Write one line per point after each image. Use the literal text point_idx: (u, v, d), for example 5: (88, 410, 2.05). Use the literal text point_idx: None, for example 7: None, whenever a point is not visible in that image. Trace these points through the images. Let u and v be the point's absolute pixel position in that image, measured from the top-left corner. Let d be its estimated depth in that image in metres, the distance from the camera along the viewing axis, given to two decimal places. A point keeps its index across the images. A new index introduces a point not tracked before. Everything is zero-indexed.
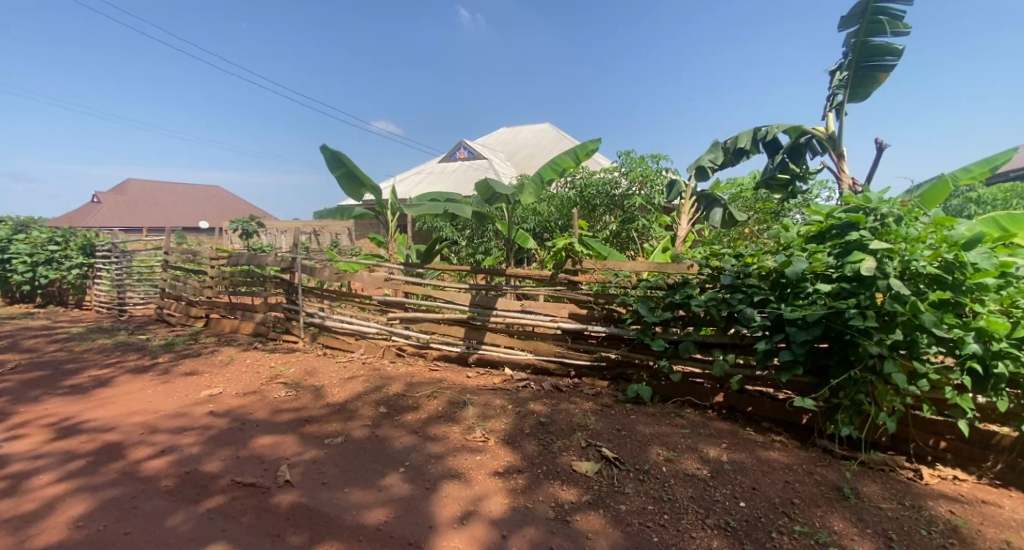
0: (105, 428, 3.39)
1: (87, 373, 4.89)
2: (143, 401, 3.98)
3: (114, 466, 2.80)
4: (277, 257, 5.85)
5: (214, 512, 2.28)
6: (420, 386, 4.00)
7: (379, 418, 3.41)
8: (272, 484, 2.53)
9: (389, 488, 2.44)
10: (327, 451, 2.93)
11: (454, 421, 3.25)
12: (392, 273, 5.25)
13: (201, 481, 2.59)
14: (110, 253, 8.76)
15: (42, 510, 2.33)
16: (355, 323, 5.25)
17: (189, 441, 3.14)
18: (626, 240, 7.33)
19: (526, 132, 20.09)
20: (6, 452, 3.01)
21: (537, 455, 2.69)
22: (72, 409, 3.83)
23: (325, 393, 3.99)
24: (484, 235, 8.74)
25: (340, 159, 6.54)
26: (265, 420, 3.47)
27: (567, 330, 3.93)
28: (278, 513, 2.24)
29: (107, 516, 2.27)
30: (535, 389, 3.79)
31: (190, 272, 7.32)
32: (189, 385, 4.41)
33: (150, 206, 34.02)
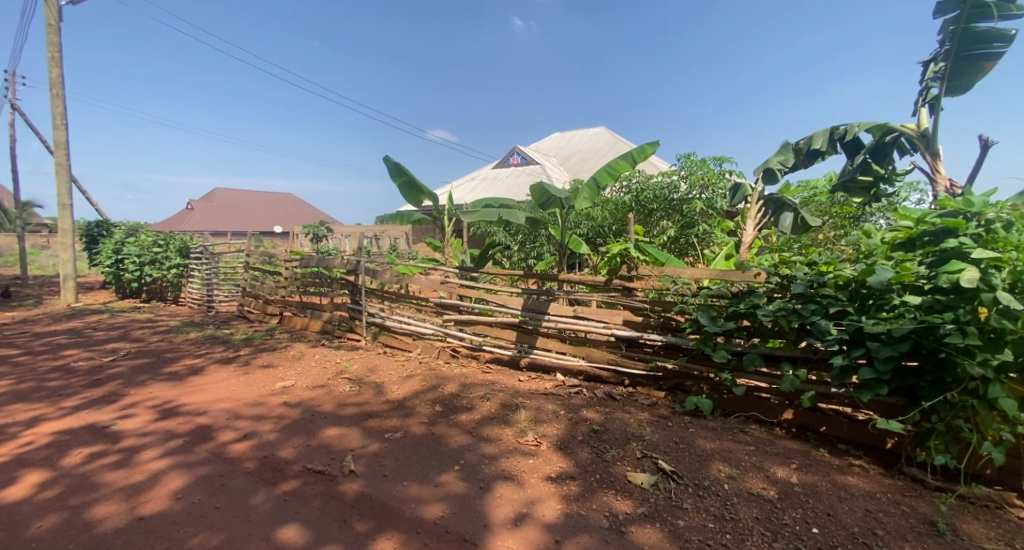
0: (197, 412, 3.78)
1: (182, 362, 5.46)
2: (228, 390, 4.39)
3: (204, 446, 3.11)
4: (343, 259, 6.22)
5: (290, 496, 2.47)
6: (473, 387, 4.09)
7: (435, 416, 3.53)
8: (338, 473, 2.70)
9: (445, 485, 2.52)
10: (387, 445, 3.07)
11: (507, 424, 3.29)
12: (448, 276, 5.41)
13: (277, 466, 2.81)
14: (202, 254, 9.73)
15: (148, 482, 2.64)
16: (411, 323, 5.46)
17: (266, 428, 3.42)
18: (685, 246, 7.04)
19: (580, 136, 20.03)
20: (120, 428, 3.45)
21: (590, 463, 2.67)
22: (171, 393, 4.30)
23: (385, 390, 4.19)
24: (537, 240, 8.76)
25: (401, 168, 6.87)
26: (332, 412, 3.71)
27: (621, 337, 3.88)
28: (344, 501, 2.39)
29: (200, 491, 2.53)
30: (588, 397, 3.75)
31: (267, 273, 7.96)
32: (266, 377, 4.80)
33: (235, 212, 37.34)
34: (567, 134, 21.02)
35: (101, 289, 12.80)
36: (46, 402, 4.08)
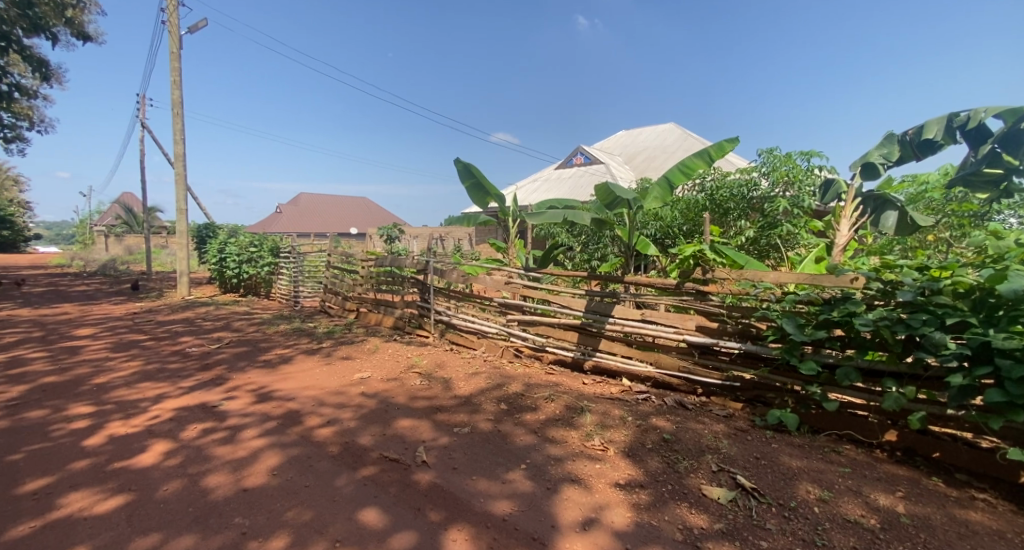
0: (288, 397, 4.14)
1: (274, 351, 6.02)
2: (313, 378, 4.77)
3: (295, 429, 3.40)
4: (413, 259, 6.51)
5: (369, 480, 2.63)
6: (538, 388, 4.10)
7: (501, 414, 3.59)
8: (412, 463, 2.83)
9: (512, 483, 2.55)
10: (456, 439, 3.17)
11: (573, 426, 3.26)
12: (512, 277, 5.48)
13: (357, 451, 3.00)
14: (290, 253, 10.66)
15: (250, 457, 2.93)
16: (476, 322, 5.59)
17: (346, 416, 3.66)
18: (766, 248, 6.55)
19: (647, 133, 19.45)
20: (226, 408, 3.87)
21: (661, 473, 2.57)
22: (265, 379, 4.75)
23: (453, 386, 4.32)
24: (601, 241, 8.58)
25: (469, 171, 7.06)
26: (405, 404, 3.89)
27: (693, 343, 3.69)
28: (418, 490, 2.50)
29: (292, 469, 2.76)
30: (657, 404, 3.62)
31: (345, 271, 8.55)
32: (345, 368, 5.15)
33: (317, 215, 40.46)
34: (634, 132, 20.41)
35: (207, 283, 14.44)
36: (168, 381, 4.68)
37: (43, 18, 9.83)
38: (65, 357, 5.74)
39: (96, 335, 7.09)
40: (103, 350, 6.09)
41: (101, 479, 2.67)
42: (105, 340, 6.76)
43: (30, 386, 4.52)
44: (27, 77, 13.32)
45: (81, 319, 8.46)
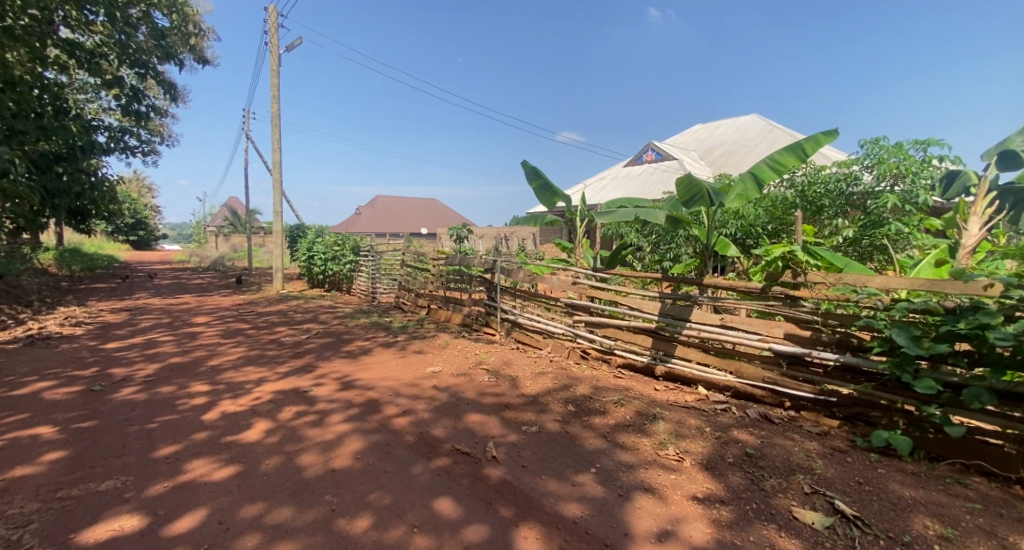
0: (368, 387, 4.41)
1: (355, 343, 6.45)
2: (389, 370, 5.04)
3: (375, 417, 3.61)
4: (481, 258, 6.67)
5: (443, 471, 2.72)
6: (606, 391, 4.00)
7: (568, 415, 3.55)
8: (482, 457, 2.89)
9: (582, 486, 2.51)
10: (524, 437, 3.19)
11: (645, 434, 3.14)
12: (579, 277, 5.41)
13: (431, 442, 3.12)
14: (369, 252, 11.36)
15: (336, 441, 3.16)
16: (541, 322, 5.58)
17: (420, 407, 3.82)
18: (869, 250, 5.84)
19: (726, 127, 18.33)
20: (316, 393, 4.21)
21: (745, 489, 2.39)
22: (347, 368, 5.10)
23: (520, 384, 4.35)
24: (673, 240, 8.18)
25: (537, 172, 7.07)
26: (474, 399, 3.99)
27: (779, 352, 3.40)
28: (489, 485, 2.55)
29: (372, 455, 2.94)
30: (738, 416, 3.38)
31: (418, 269, 8.95)
32: (418, 361, 5.38)
33: (393, 216, 42.78)
34: (711, 126, 19.33)
35: (297, 279, 15.85)
36: (267, 366, 5.19)
37: (173, 47, 11.32)
38: (186, 341, 6.59)
39: (209, 322, 8.06)
40: (216, 336, 6.90)
41: (216, 450, 3.02)
42: (216, 327, 7.65)
43: (160, 365, 5.23)
44: (159, 98, 15.45)
45: (198, 309, 9.65)
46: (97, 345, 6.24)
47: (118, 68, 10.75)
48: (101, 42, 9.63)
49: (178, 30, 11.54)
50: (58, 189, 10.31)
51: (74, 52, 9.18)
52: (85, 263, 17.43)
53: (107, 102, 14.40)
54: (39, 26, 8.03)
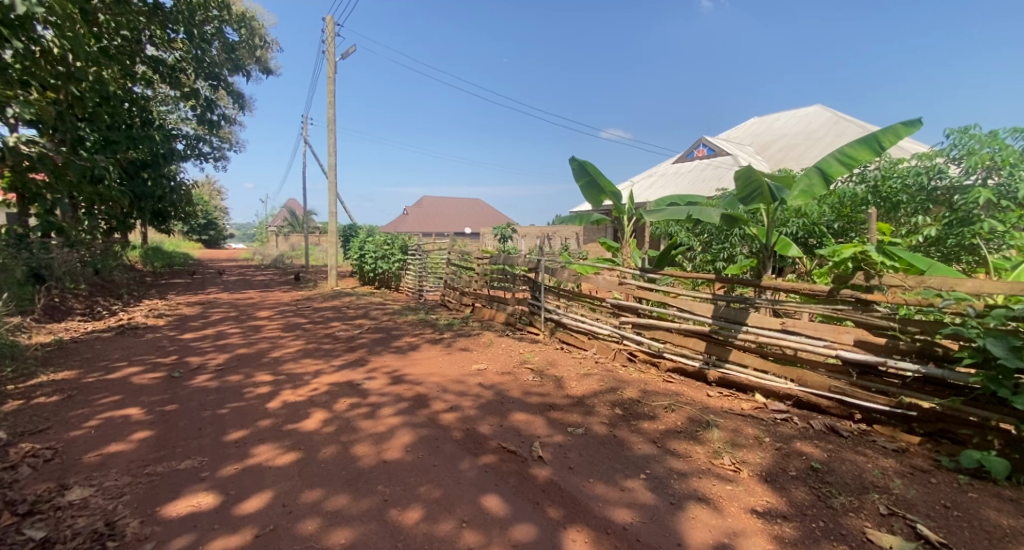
0: (416, 382, 4.53)
1: (404, 339, 6.65)
2: (436, 366, 5.15)
3: (423, 411, 3.70)
4: (526, 257, 6.68)
5: (490, 469, 2.74)
6: (655, 396, 3.88)
7: (616, 419, 3.47)
8: (528, 457, 2.89)
9: (632, 491, 2.44)
10: (571, 438, 3.15)
11: (698, 441, 3.01)
12: (626, 278, 5.29)
13: (478, 439, 3.16)
14: (416, 251, 11.68)
15: (388, 433, 3.27)
16: (587, 322, 5.49)
17: (467, 404, 3.88)
18: (956, 250, 5.19)
19: (786, 119, 17.31)
20: (368, 386, 4.38)
21: (810, 506, 2.24)
22: (397, 363, 5.27)
23: (566, 385, 4.31)
24: (727, 240, 7.78)
25: (584, 169, 6.96)
26: (519, 398, 3.99)
27: (849, 360, 3.16)
28: (536, 485, 2.54)
29: (421, 449, 3.01)
30: (801, 427, 3.17)
31: (463, 268, 9.10)
32: (464, 358, 5.46)
33: (440, 216, 43.75)
34: (769, 119, 18.34)
35: (349, 277, 16.58)
36: (323, 359, 5.46)
37: (242, 59, 12.16)
38: (251, 333, 7.06)
39: (271, 316, 8.59)
40: (277, 329, 7.34)
41: (279, 437, 3.21)
42: (277, 321, 8.14)
43: (229, 355, 5.63)
44: (229, 108, 16.66)
45: (261, 303, 10.31)
46: (175, 335, 6.82)
47: (194, 81, 11.67)
48: (180, 58, 10.47)
49: (245, 43, 12.35)
50: (143, 192, 11.34)
51: (157, 68, 10.05)
52: (165, 260, 19.12)
53: (184, 112, 15.68)
54: (130, 45, 8.86)
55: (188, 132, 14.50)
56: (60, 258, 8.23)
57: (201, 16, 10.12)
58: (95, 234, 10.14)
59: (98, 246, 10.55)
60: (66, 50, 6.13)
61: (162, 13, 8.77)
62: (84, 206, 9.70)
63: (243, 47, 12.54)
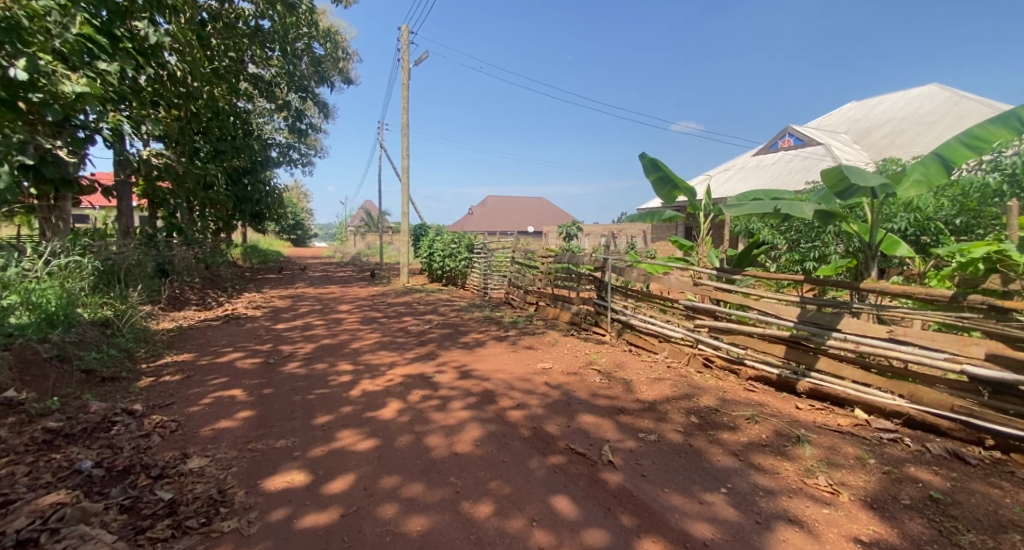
0: (483, 377, 4.61)
1: (470, 335, 6.81)
2: (502, 363, 5.22)
3: (491, 407, 3.76)
4: (592, 256, 6.56)
5: (559, 469, 2.72)
6: (736, 405, 3.62)
7: (692, 427, 3.29)
8: (598, 460, 2.82)
9: (712, 506, 2.30)
10: (643, 444, 3.04)
11: (787, 457, 2.77)
12: (701, 278, 5.00)
13: (546, 438, 3.14)
14: (482, 250, 11.92)
15: (458, 426, 3.36)
16: (657, 324, 5.26)
17: (534, 402, 3.88)
18: None
19: (890, 102, 15.46)
20: (437, 379, 4.53)
21: (929, 541, 1.97)
22: (464, 359, 5.40)
23: (635, 388, 4.16)
24: (819, 238, 7.13)
25: (655, 164, 6.65)
26: (587, 400, 3.92)
27: (978, 377, 2.74)
28: (607, 490, 2.48)
29: (490, 444, 3.06)
30: (914, 450, 2.79)
31: (528, 266, 9.13)
32: (529, 357, 5.48)
33: (505, 215, 44.34)
34: (868, 103, 16.50)
35: (419, 274, 17.31)
36: (396, 352, 5.74)
37: (327, 72, 13.10)
38: (333, 325, 7.60)
39: (350, 310, 9.21)
40: (355, 322, 7.84)
41: (359, 424, 3.42)
42: (355, 314, 8.71)
43: (315, 345, 6.11)
44: (315, 117, 18.08)
45: (341, 297, 11.09)
46: (270, 325, 7.53)
47: (287, 93, 12.80)
48: (276, 73, 11.50)
49: (330, 56, 13.30)
50: (244, 196, 12.62)
51: (257, 84, 11.11)
52: (261, 257, 21.24)
53: (277, 122, 17.23)
54: (236, 66, 9.92)
55: (281, 141, 15.95)
56: (179, 255, 9.43)
57: (294, 34, 11.06)
58: (206, 233, 11.47)
59: (208, 244, 11.94)
60: (186, 72, 6.99)
61: (261, 33, 9.68)
62: (198, 209, 11.00)
63: (329, 61, 13.53)
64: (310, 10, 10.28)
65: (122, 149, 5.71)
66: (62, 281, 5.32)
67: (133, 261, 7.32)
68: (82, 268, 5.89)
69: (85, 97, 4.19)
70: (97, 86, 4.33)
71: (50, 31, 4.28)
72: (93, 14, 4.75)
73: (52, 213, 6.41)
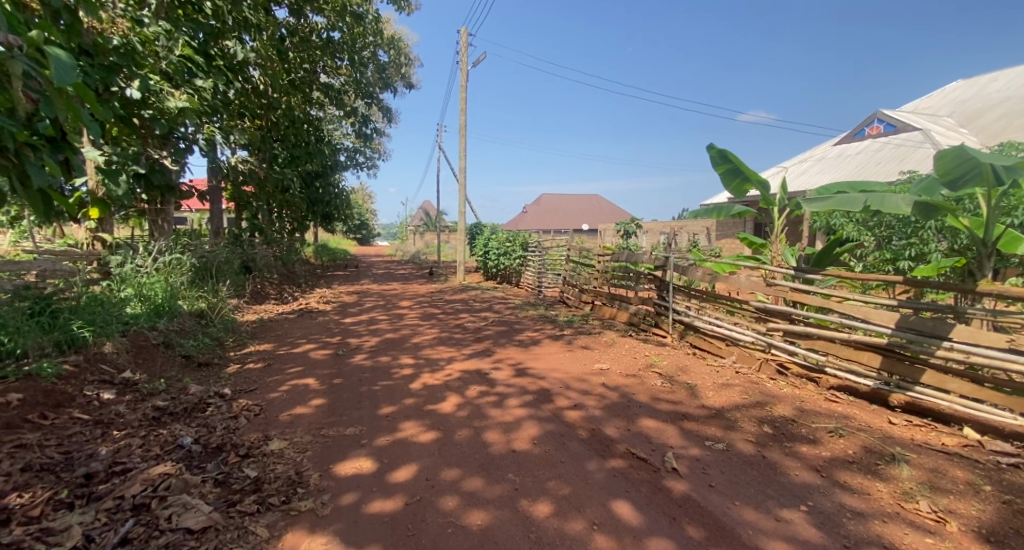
0: (539, 376, 4.60)
1: (526, 333, 6.82)
2: (558, 362, 5.17)
3: (548, 406, 3.74)
4: (652, 254, 6.32)
5: (620, 474, 2.64)
6: (816, 417, 3.34)
7: (765, 438, 3.07)
8: (661, 467, 2.72)
9: (791, 524, 2.13)
10: (710, 453, 2.88)
11: (879, 477, 2.51)
12: (774, 278, 4.66)
13: (605, 441, 3.08)
14: (537, 248, 11.89)
15: (516, 424, 3.37)
16: (724, 327, 4.97)
17: (591, 403, 3.81)
18: None
19: (1005, 79, 13.57)
20: (494, 376, 4.59)
21: None
22: (520, 357, 5.41)
23: (700, 394, 3.96)
24: (915, 234, 6.41)
25: (725, 157, 6.25)
26: (648, 403, 3.79)
27: None
28: (672, 498, 2.37)
29: (548, 443, 3.03)
30: None
31: (584, 265, 8.99)
32: (586, 357, 5.39)
33: (561, 213, 44.03)
34: (976, 82, 14.59)
35: (475, 272, 17.61)
36: (454, 348, 5.87)
37: (391, 77, 13.65)
38: (394, 320, 7.92)
39: (410, 306, 9.57)
40: (415, 318, 8.13)
41: (421, 416, 3.53)
42: (415, 310, 9.02)
43: (379, 339, 6.40)
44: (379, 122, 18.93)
45: (402, 294, 11.54)
46: (339, 319, 8.00)
47: (354, 100, 13.49)
48: (345, 81, 12.14)
49: (393, 63, 13.85)
50: (316, 198, 13.48)
51: (327, 92, 11.81)
52: (330, 255, 22.65)
53: (345, 128, 18.25)
54: (310, 76, 10.62)
55: (348, 146, 16.85)
56: (260, 253, 10.27)
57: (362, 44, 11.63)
58: (283, 233, 12.40)
59: (285, 243, 12.90)
60: (267, 85, 7.58)
61: (332, 45, 10.25)
62: (276, 211, 11.90)
63: (392, 67, 14.10)
64: (376, 19, 10.74)
65: (214, 157, 6.30)
66: (166, 276, 5.97)
67: (223, 259, 8.08)
68: (181, 265, 6.57)
69: (186, 111, 4.69)
70: (195, 102, 4.81)
71: (159, 54, 4.81)
72: (192, 37, 5.28)
73: (158, 217, 7.20)
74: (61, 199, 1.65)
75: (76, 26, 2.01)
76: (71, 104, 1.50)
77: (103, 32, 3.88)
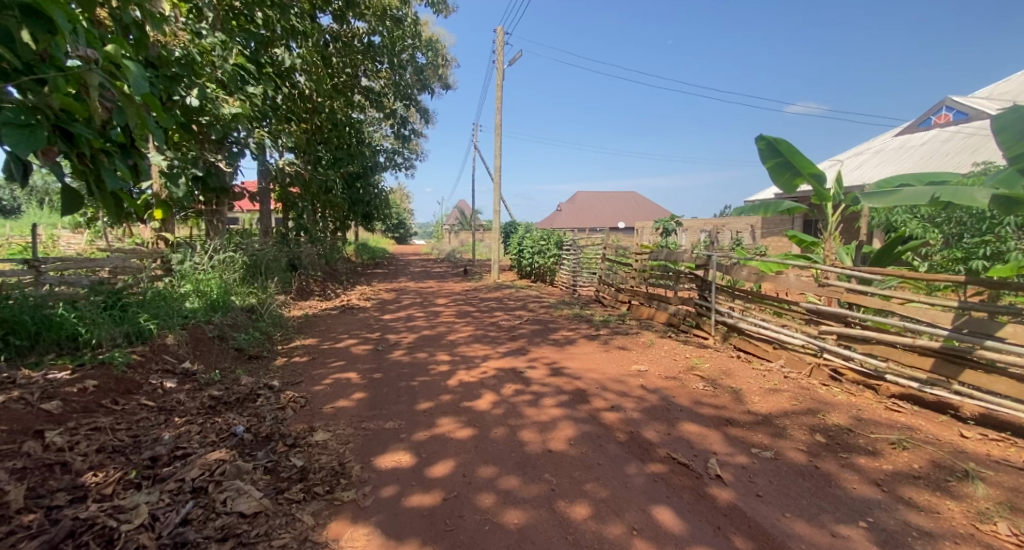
0: (575, 376, 4.55)
1: (561, 332, 6.76)
2: (595, 362, 5.09)
3: (584, 407, 3.69)
4: (693, 253, 6.11)
5: (661, 479, 2.57)
6: (875, 427, 3.12)
7: (817, 447, 2.91)
8: (704, 474, 2.62)
9: (848, 541, 2.01)
10: (757, 462, 2.75)
11: (948, 495, 2.32)
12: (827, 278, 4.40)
13: (644, 444, 3.00)
14: (572, 246, 11.77)
15: (552, 424, 3.34)
16: (770, 329, 4.74)
17: (629, 405, 3.73)
18: None
19: None
20: (530, 375, 4.57)
21: None
22: (556, 356, 5.37)
23: (745, 398, 3.80)
24: (992, 230, 5.88)
25: (773, 150, 5.99)
26: (689, 407, 3.67)
27: None
28: (716, 507, 2.29)
29: (586, 445, 2.99)
30: None
31: (621, 264, 8.81)
32: (623, 357, 5.28)
33: (596, 211, 43.47)
34: None
35: (509, 270, 17.67)
36: (489, 345, 5.91)
37: (429, 79, 13.88)
38: (430, 318, 8.06)
39: (446, 304, 9.71)
40: (450, 316, 8.23)
41: (458, 412, 3.57)
42: (450, 308, 9.14)
43: (416, 336, 6.52)
44: (416, 123, 19.27)
45: (439, 292, 11.72)
46: (378, 315, 8.22)
47: (393, 103, 13.79)
48: (384, 85, 12.41)
49: (431, 65, 14.07)
50: (357, 198, 13.90)
51: (368, 95, 12.15)
52: (370, 253, 23.33)
53: (384, 129, 18.70)
54: (351, 80, 10.94)
55: (387, 147, 17.26)
56: (305, 251, 10.70)
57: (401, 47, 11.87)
58: (326, 232, 12.87)
59: (328, 242, 13.39)
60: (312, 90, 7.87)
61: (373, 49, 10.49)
62: (319, 211, 12.37)
63: (430, 69, 14.31)
64: (415, 22, 10.93)
65: (264, 161, 6.62)
66: (221, 272, 6.32)
67: (271, 257, 8.48)
68: (234, 263, 6.94)
69: (239, 117, 4.96)
70: (247, 108, 5.06)
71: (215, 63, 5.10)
72: (245, 46, 5.55)
73: (213, 217, 7.64)
74: (130, 200, 1.76)
75: (143, 40, 2.14)
76: (139, 112, 1.59)
77: (167, 45, 4.15)
